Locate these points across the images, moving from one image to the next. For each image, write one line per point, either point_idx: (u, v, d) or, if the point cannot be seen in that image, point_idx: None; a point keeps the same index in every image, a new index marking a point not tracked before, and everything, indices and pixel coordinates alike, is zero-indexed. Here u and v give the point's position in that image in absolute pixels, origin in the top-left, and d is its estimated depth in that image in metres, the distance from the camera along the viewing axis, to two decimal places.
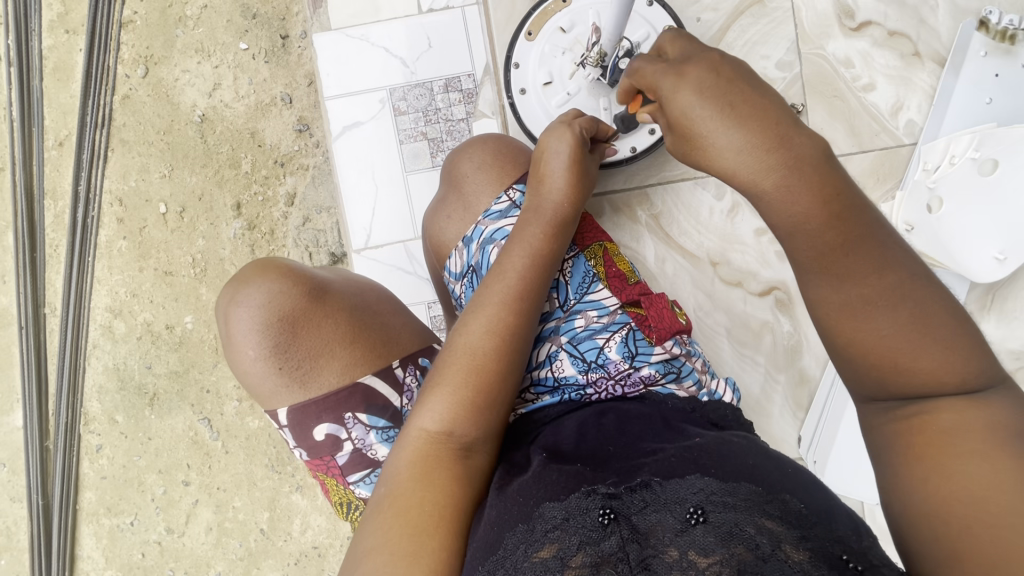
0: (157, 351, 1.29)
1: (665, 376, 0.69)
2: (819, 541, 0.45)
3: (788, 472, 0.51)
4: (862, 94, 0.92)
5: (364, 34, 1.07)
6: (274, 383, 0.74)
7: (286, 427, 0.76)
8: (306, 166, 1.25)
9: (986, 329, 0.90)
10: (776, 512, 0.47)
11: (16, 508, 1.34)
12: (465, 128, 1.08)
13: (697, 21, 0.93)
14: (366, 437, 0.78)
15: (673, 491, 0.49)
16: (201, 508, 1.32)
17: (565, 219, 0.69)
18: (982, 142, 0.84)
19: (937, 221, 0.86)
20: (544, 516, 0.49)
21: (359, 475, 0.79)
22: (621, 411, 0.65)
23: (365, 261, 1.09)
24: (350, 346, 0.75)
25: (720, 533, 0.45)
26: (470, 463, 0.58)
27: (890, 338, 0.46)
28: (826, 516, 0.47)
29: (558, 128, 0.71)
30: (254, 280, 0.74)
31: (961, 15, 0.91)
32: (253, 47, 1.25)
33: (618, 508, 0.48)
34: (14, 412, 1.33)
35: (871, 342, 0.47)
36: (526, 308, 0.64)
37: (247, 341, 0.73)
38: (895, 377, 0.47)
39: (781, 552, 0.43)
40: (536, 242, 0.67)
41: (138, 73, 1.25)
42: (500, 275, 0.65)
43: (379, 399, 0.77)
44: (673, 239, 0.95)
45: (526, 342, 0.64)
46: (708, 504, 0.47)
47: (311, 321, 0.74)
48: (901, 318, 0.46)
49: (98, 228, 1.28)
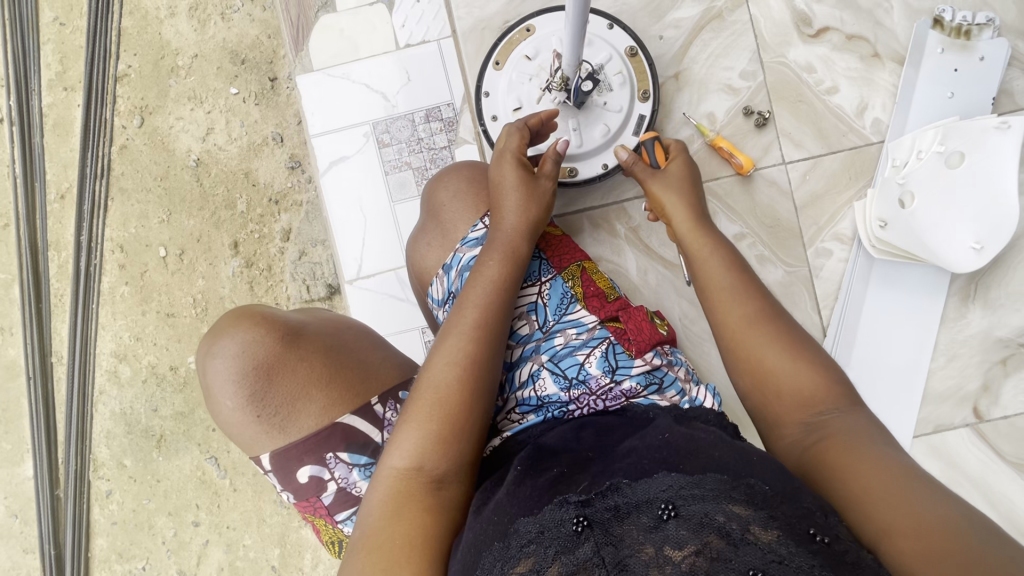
0: (162, 393, 1.31)
1: (647, 388, 0.70)
2: (786, 519, 0.45)
3: (753, 460, 0.52)
4: (826, 97, 0.94)
5: (345, 72, 1.12)
6: (253, 431, 0.76)
7: (271, 472, 0.78)
8: (301, 202, 1.29)
9: (971, 319, 0.89)
10: (741, 497, 0.47)
11: (29, 559, 1.35)
12: (447, 155, 1.11)
13: (659, 39, 0.95)
14: (349, 475, 0.78)
15: (643, 492, 0.49)
16: (212, 548, 1.32)
17: (522, 246, 0.72)
18: (946, 135, 0.85)
19: (909, 215, 0.85)
20: (519, 531, 0.50)
21: (346, 513, 0.80)
22: (600, 425, 0.65)
23: (358, 292, 1.11)
24: (325, 387, 0.77)
25: (692, 525, 0.45)
26: (444, 494, 0.59)
27: (773, 360, 0.60)
28: (791, 496, 0.47)
29: (499, 160, 0.78)
30: (229, 331, 0.76)
31: (916, 15, 0.93)
32: (243, 91, 1.30)
33: (592, 515, 0.48)
34: (24, 462, 1.35)
35: (760, 357, 0.61)
36: (489, 336, 0.66)
37: (223, 392, 0.75)
38: (790, 397, 0.58)
39: (750, 534, 0.44)
40: (495, 272, 0.69)
41: (134, 123, 1.30)
42: (462, 307, 0.67)
43: (359, 437, 0.78)
44: (653, 250, 0.96)
45: (493, 370, 0.65)
46: (678, 499, 0.48)
47: (285, 366, 0.76)
48: (775, 345, 0.60)
49: (101, 276, 1.31)
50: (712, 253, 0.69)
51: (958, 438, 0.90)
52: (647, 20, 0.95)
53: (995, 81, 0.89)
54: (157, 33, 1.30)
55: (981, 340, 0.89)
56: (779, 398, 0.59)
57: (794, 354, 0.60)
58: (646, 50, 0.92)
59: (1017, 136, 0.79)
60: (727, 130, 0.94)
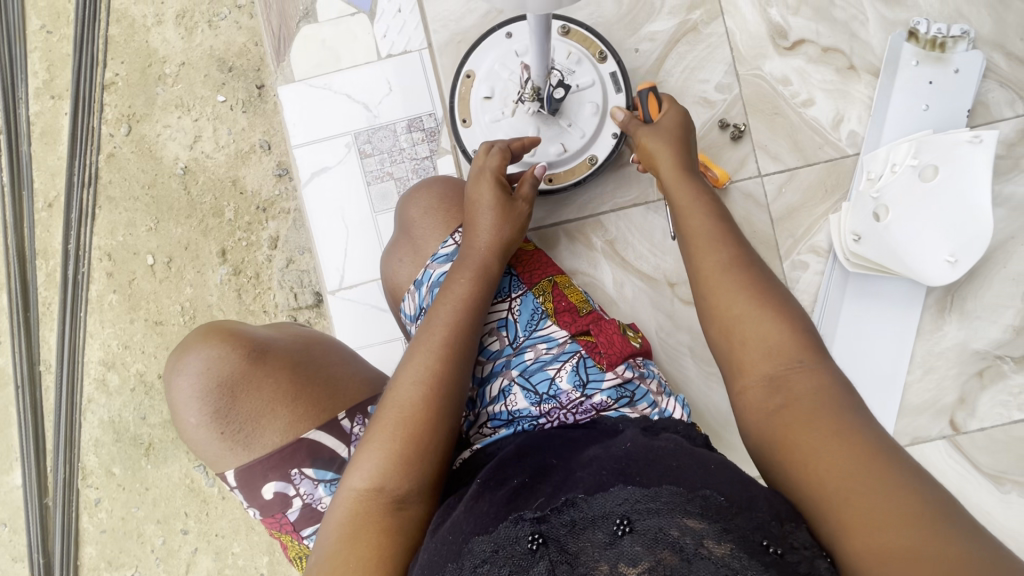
0: (150, 401, 1.31)
1: (618, 401, 0.70)
2: (739, 531, 0.45)
3: (710, 469, 0.52)
4: (802, 109, 0.93)
5: (327, 82, 1.11)
6: (219, 447, 0.76)
7: (237, 488, 0.78)
8: (287, 210, 1.29)
9: (947, 331, 0.89)
10: (696, 510, 0.47)
11: (18, 568, 1.35)
12: (429, 165, 1.11)
13: (635, 51, 0.95)
14: (315, 491, 0.78)
15: (600, 506, 0.49)
16: (200, 556, 1.32)
17: (492, 264, 0.72)
18: (920, 149, 0.85)
19: (884, 229, 0.86)
20: (473, 551, 0.50)
21: (312, 529, 0.80)
22: (568, 435, 0.65)
23: (341, 302, 1.11)
24: (292, 404, 0.77)
25: (647, 540, 0.46)
26: (404, 515, 0.58)
27: (745, 316, 0.57)
28: (746, 506, 0.47)
29: (475, 176, 0.78)
30: (195, 348, 0.76)
31: (891, 27, 0.93)
32: (231, 99, 1.29)
33: (547, 531, 0.49)
34: (13, 471, 1.34)
35: (730, 313, 0.58)
36: (455, 356, 0.66)
37: (188, 408, 0.75)
38: (759, 355, 0.56)
39: (704, 548, 0.44)
40: (463, 290, 0.69)
41: (122, 131, 1.30)
42: (429, 326, 0.67)
43: (325, 453, 0.78)
44: (630, 263, 0.96)
45: (460, 389, 0.65)
46: (634, 513, 0.48)
47: (250, 383, 0.76)
48: (749, 299, 0.58)
49: (88, 284, 1.31)
50: (696, 205, 0.65)
51: (936, 450, 0.90)
52: (623, 33, 0.95)
53: (970, 94, 0.89)
54: (144, 41, 1.30)
55: (958, 352, 0.89)
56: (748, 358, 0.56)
57: (766, 311, 0.57)
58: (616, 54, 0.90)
59: (988, 150, 0.82)
60: (702, 142, 0.94)
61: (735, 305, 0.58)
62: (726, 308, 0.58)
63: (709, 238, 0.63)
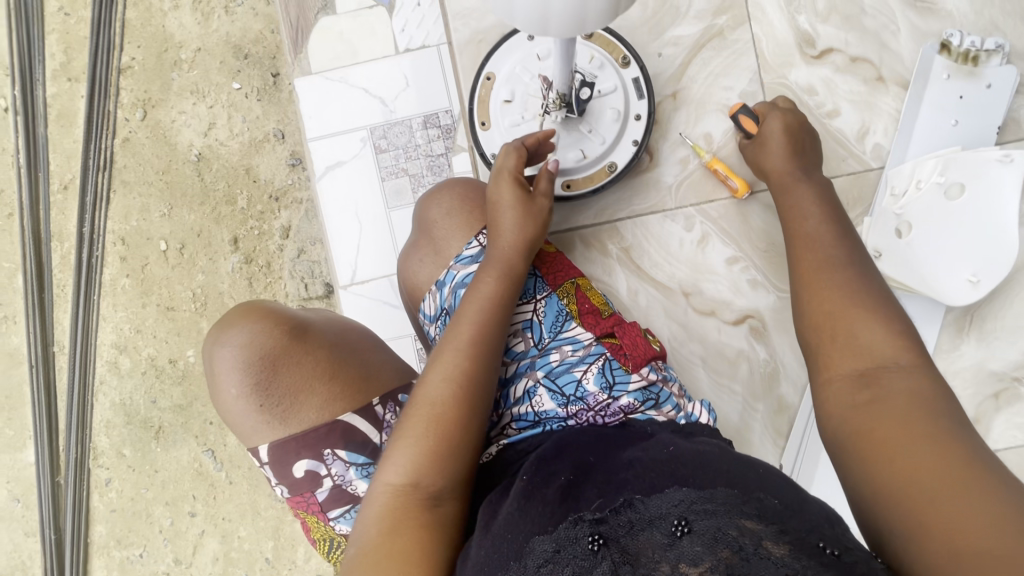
0: (161, 386, 1.33)
1: (644, 404, 0.70)
2: (796, 533, 0.46)
3: (761, 474, 0.53)
4: (828, 119, 0.91)
5: (344, 76, 1.11)
6: (254, 421, 0.77)
7: (267, 465, 0.78)
8: (300, 200, 1.29)
9: (964, 351, 0.88)
10: (753, 511, 0.48)
11: (30, 542, 1.38)
12: (444, 162, 1.10)
13: (658, 56, 0.94)
14: (346, 473, 0.80)
15: (656, 507, 0.50)
16: (207, 539, 1.34)
17: (517, 261, 0.72)
18: (947, 166, 0.84)
19: (908, 246, 0.85)
20: (535, 551, 0.50)
21: (339, 511, 0.81)
22: (599, 430, 0.67)
23: (352, 297, 1.11)
24: (330, 383, 0.78)
25: (705, 541, 0.46)
26: (440, 511, 0.59)
27: (840, 309, 0.61)
28: (799, 510, 0.49)
29: (497, 177, 0.77)
30: (238, 322, 0.76)
31: (923, 38, 0.90)
32: (245, 87, 1.29)
33: (606, 533, 0.49)
34: (26, 448, 1.37)
35: (829, 302, 0.62)
36: (481, 353, 0.65)
37: (228, 379, 0.76)
38: (844, 344, 0.59)
39: (763, 548, 0.44)
40: (489, 287, 0.69)
41: (137, 116, 1.30)
42: (456, 324, 0.67)
43: (358, 436, 0.79)
44: (645, 271, 0.95)
45: (487, 386, 0.65)
46: (690, 513, 0.48)
47: (290, 360, 0.76)
48: (848, 296, 0.61)
49: (102, 267, 1.32)
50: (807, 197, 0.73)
51: None
52: (647, 36, 0.94)
53: (1001, 110, 0.87)
54: (161, 25, 1.29)
55: (974, 372, 0.88)
56: (834, 348, 0.59)
57: (867, 309, 0.59)
58: (639, 59, 0.90)
59: (1019, 169, 0.81)
60: (723, 151, 0.93)
61: (836, 302, 0.61)
62: (827, 303, 0.62)
63: (818, 241, 0.68)
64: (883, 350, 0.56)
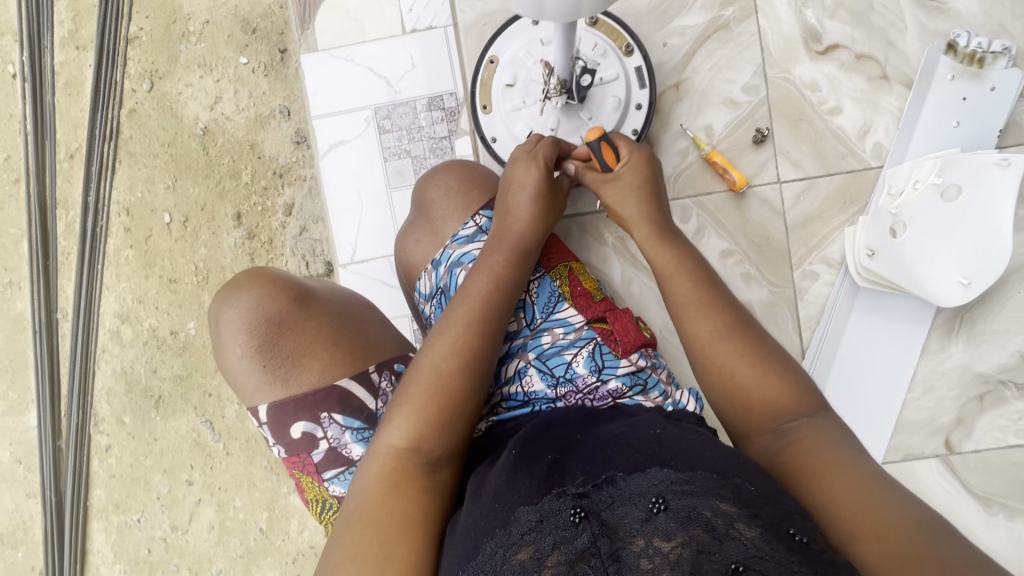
0: (162, 356, 1.35)
1: (632, 389, 0.71)
2: (769, 518, 0.47)
3: (742, 459, 0.54)
4: (829, 117, 0.92)
5: (349, 54, 1.11)
6: (257, 381, 0.79)
7: (265, 425, 0.80)
8: (304, 177, 1.29)
9: (952, 353, 0.89)
10: (729, 495, 0.49)
11: (31, 503, 1.41)
12: (447, 145, 1.10)
13: (663, 46, 0.93)
14: (342, 436, 0.81)
15: (636, 485, 0.51)
16: (203, 507, 1.37)
17: (529, 246, 0.73)
18: (945, 167, 0.84)
19: (899, 245, 0.86)
20: (519, 519, 0.51)
21: (334, 472, 0.83)
22: (588, 409, 0.68)
23: (351, 275, 1.12)
24: (330, 348, 0.80)
25: (680, 518, 0.47)
26: (435, 477, 0.60)
27: (729, 366, 0.60)
28: (775, 497, 0.49)
29: (524, 159, 0.77)
30: (245, 284, 0.78)
31: (931, 37, 0.90)
32: (253, 62, 1.29)
33: (588, 506, 0.50)
34: (29, 412, 1.40)
35: (712, 360, 0.61)
36: (488, 329, 0.67)
37: (233, 340, 0.77)
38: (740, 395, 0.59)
39: (734, 530, 0.45)
40: (499, 266, 0.70)
41: (144, 88, 1.30)
42: (465, 298, 0.68)
43: (354, 402, 0.81)
44: (639, 260, 0.96)
45: (490, 362, 0.67)
46: (668, 493, 0.49)
47: (294, 325, 0.78)
48: (727, 350, 0.60)
49: (107, 238, 1.34)
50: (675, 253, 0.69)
51: (926, 467, 0.91)
52: (653, 25, 0.93)
53: (1004, 113, 0.87)
54: None
55: (959, 373, 0.89)
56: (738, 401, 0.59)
57: (751, 356, 0.60)
58: (642, 48, 0.89)
59: (1016, 174, 0.81)
60: (725, 143, 0.93)
61: (724, 361, 0.60)
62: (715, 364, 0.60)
63: (693, 302, 0.64)
64: (778, 390, 0.58)
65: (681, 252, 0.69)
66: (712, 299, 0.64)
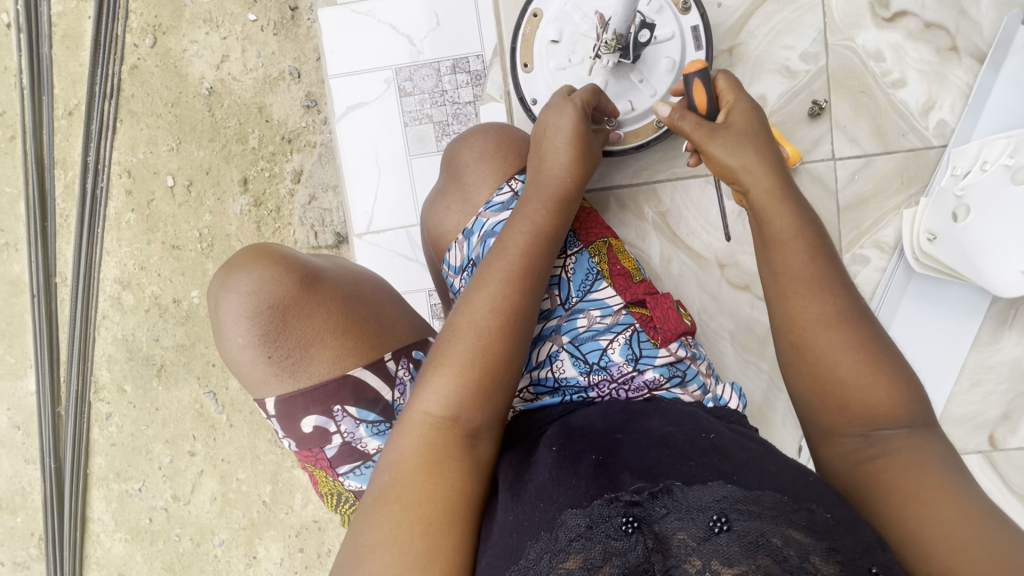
0: (164, 324, 1.30)
1: (669, 380, 0.68)
2: (848, 554, 0.43)
3: (811, 481, 0.50)
4: (891, 90, 0.88)
5: (369, 10, 1.04)
6: (264, 372, 0.74)
7: (275, 417, 0.76)
8: (314, 143, 1.23)
9: (1004, 346, 0.88)
10: (802, 522, 0.45)
11: (31, 469, 1.38)
12: (471, 111, 1.05)
13: (717, 7, 0.89)
14: (356, 430, 0.77)
15: (696, 498, 0.47)
16: (206, 478, 1.34)
17: (570, 195, 0.68)
18: (1018, 148, 0.79)
19: (961, 231, 0.80)
20: (567, 524, 0.47)
21: (348, 467, 0.80)
22: (626, 405, 0.64)
23: (366, 246, 1.07)
24: (342, 336, 0.75)
25: (745, 542, 0.43)
26: (476, 451, 0.56)
27: (833, 357, 0.54)
28: (852, 528, 0.46)
29: (558, 103, 0.71)
30: (248, 267, 0.73)
31: (1004, 8, 0.86)
32: (262, 19, 1.22)
33: (641, 516, 0.46)
34: (27, 377, 1.35)
35: (813, 347, 0.55)
36: (529, 284, 0.62)
37: (236, 328, 0.73)
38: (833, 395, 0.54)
39: (809, 564, 0.42)
40: (538, 217, 0.66)
41: (147, 43, 1.23)
42: (503, 251, 0.63)
43: (369, 393, 0.76)
44: (680, 238, 0.93)
45: (531, 320, 0.62)
46: (732, 512, 0.46)
47: (302, 310, 0.74)
48: (837, 339, 0.54)
49: (107, 200, 1.28)
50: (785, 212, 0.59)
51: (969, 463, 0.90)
52: None
53: None
54: None
55: (1012, 367, 0.88)
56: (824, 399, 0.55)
57: (859, 348, 0.54)
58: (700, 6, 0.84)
59: None
60: (779, 115, 0.89)
61: (831, 347, 0.54)
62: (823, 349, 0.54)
63: (798, 276, 0.56)
64: (878, 395, 0.53)
65: (798, 213, 0.59)
66: (827, 277, 0.56)
